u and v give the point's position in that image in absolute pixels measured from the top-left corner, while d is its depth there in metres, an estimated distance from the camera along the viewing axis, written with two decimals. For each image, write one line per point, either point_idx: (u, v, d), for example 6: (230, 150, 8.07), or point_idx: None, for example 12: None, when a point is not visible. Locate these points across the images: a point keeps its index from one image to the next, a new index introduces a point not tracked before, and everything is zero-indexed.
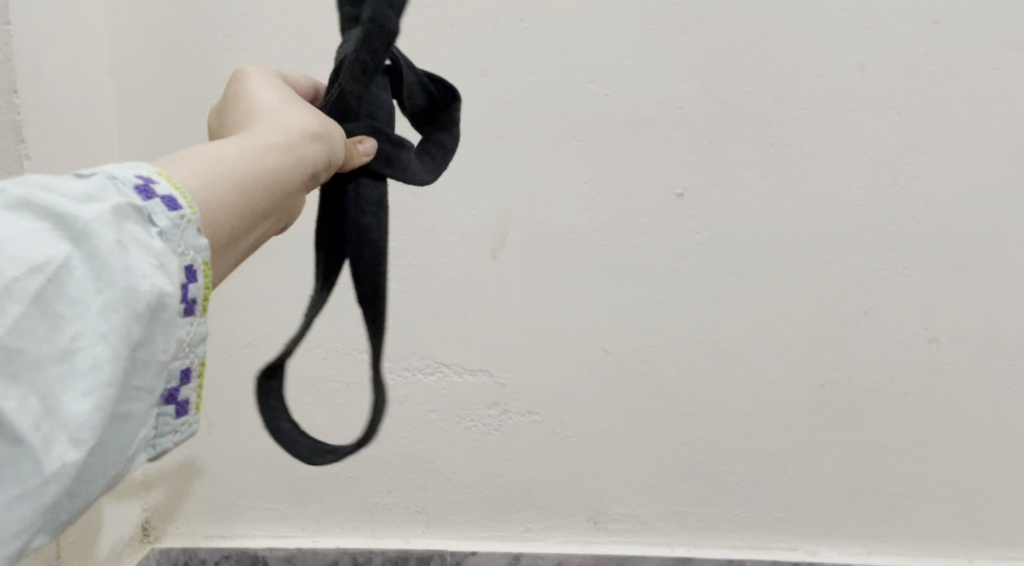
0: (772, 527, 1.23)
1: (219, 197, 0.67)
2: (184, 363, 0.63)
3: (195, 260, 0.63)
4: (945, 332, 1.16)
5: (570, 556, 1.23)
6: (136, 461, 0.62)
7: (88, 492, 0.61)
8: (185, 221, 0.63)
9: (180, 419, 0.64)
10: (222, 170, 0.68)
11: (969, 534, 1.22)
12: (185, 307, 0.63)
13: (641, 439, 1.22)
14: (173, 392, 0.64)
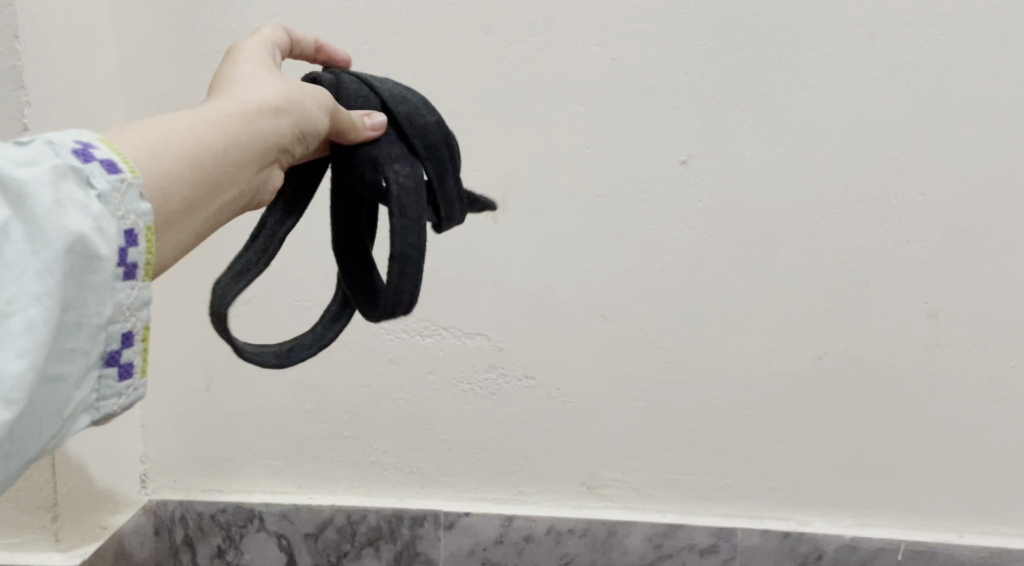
0: (765, 497, 1.23)
1: (169, 173, 0.76)
2: (126, 325, 0.73)
3: (137, 224, 0.73)
4: (945, 307, 1.16)
5: (563, 519, 1.24)
6: (78, 419, 0.73)
7: (34, 445, 0.71)
8: (125, 185, 0.73)
9: (123, 381, 0.74)
10: (171, 145, 0.76)
11: (963, 510, 1.21)
12: (126, 270, 0.73)
13: (637, 407, 1.22)
14: (116, 355, 0.74)
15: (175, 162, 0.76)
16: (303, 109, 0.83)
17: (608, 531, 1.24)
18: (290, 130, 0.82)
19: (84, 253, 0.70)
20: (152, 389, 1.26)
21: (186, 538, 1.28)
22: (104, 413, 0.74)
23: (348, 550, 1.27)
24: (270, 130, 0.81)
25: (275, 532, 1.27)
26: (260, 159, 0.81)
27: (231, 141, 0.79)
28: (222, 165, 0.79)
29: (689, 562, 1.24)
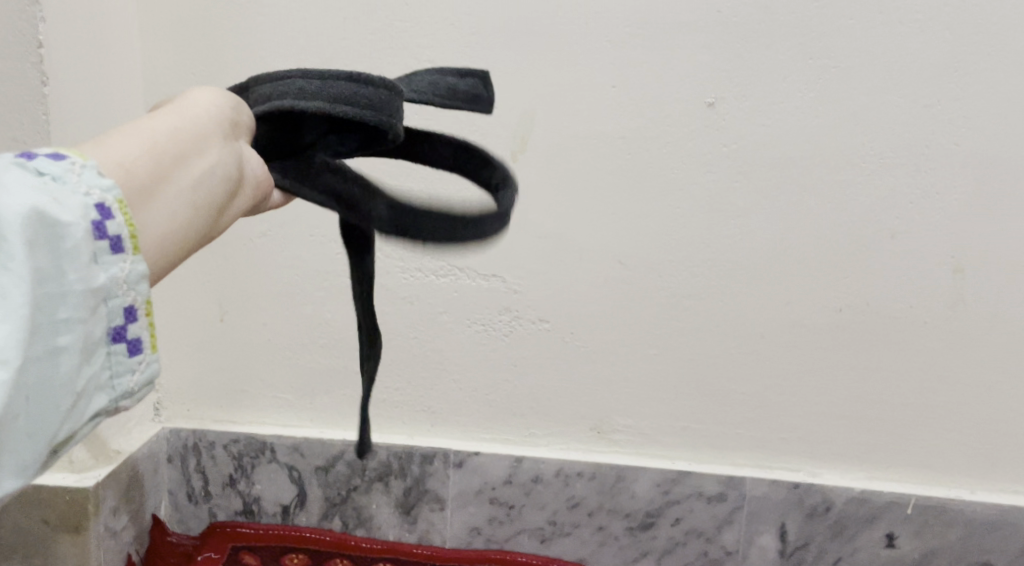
0: (775, 448, 1.23)
1: (125, 151, 0.73)
2: (126, 300, 0.70)
3: (106, 198, 0.70)
4: (971, 261, 1.15)
5: (571, 463, 1.24)
6: (93, 400, 0.69)
7: (51, 428, 0.67)
8: (77, 167, 0.70)
9: (133, 358, 0.71)
10: (118, 139, 0.73)
11: (976, 467, 1.21)
12: (111, 243, 0.69)
13: (651, 353, 1.21)
14: (122, 331, 0.70)
15: (125, 144, 0.73)
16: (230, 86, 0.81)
17: (616, 475, 1.24)
18: (228, 103, 0.80)
19: (44, 224, 0.66)
20: (166, 319, 1.26)
21: (198, 466, 1.29)
22: (121, 391, 0.71)
23: (358, 485, 1.28)
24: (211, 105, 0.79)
25: (286, 464, 1.28)
26: (216, 131, 0.78)
27: (178, 119, 0.77)
28: (177, 139, 0.76)
29: (696, 508, 1.24)
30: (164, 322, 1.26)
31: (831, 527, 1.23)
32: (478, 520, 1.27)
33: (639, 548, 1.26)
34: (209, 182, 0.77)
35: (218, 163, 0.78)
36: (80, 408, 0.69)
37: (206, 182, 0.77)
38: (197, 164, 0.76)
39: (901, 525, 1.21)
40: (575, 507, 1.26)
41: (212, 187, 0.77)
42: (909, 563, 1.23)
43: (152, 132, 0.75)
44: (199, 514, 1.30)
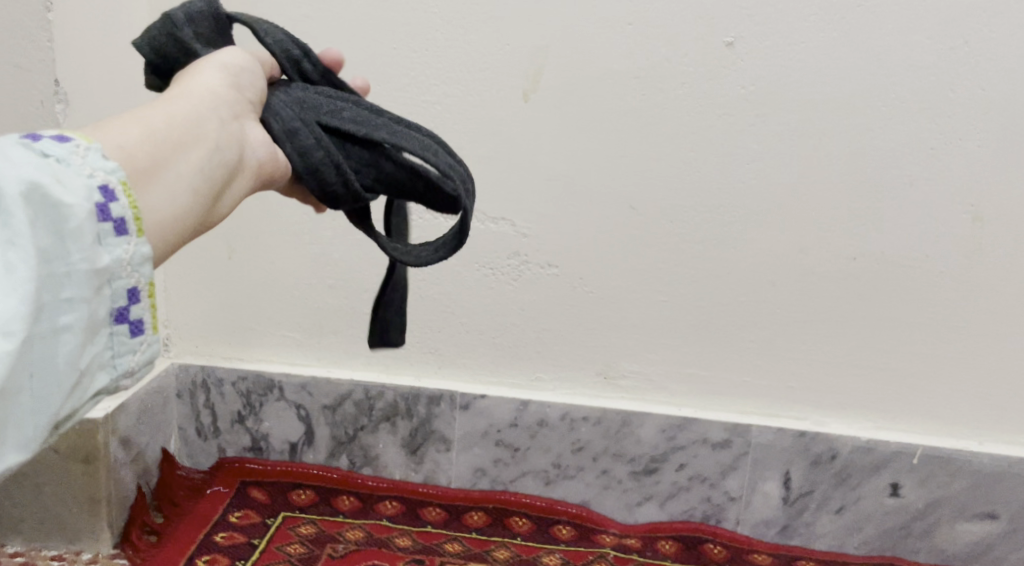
0: (783, 396, 1.23)
1: (126, 132, 0.72)
2: (130, 281, 0.69)
3: (110, 180, 0.69)
4: (991, 210, 1.14)
5: (577, 408, 1.24)
6: (96, 379, 0.69)
7: (51, 407, 0.66)
8: (82, 149, 0.69)
9: (136, 339, 0.70)
10: (121, 121, 0.73)
11: (986, 418, 1.20)
12: (115, 225, 0.69)
13: (660, 299, 1.20)
14: (124, 313, 0.69)
15: (130, 125, 0.73)
16: (229, 61, 0.81)
17: (622, 420, 1.24)
18: (225, 80, 0.80)
19: (48, 203, 0.66)
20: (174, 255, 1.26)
21: (207, 402, 1.30)
22: (123, 372, 0.70)
23: (365, 424, 1.28)
24: (213, 86, 0.79)
25: (294, 403, 1.28)
26: (216, 113, 0.78)
27: (179, 103, 0.77)
28: (177, 122, 0.75)
29: (701, 454, 1.24)
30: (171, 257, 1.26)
31: (835, 476, 1.23)
32: (483, 461, 1.28)
33: (643, 492, 1.27)
34: (211, 164, 0.77)
35: (218, 142, 0.77)
36: (82, 387, 0.68)
37: (208, 165, 0.76)
38: (198, 145, 0.76)
39: (906, 474, 1.21)
40: (580, 451, 1.26)
41: (214, 168, 0.77)
42: (913, 512, 1.23)
43: (154, 115, 0.75)
44: (208, 450, 1.31)
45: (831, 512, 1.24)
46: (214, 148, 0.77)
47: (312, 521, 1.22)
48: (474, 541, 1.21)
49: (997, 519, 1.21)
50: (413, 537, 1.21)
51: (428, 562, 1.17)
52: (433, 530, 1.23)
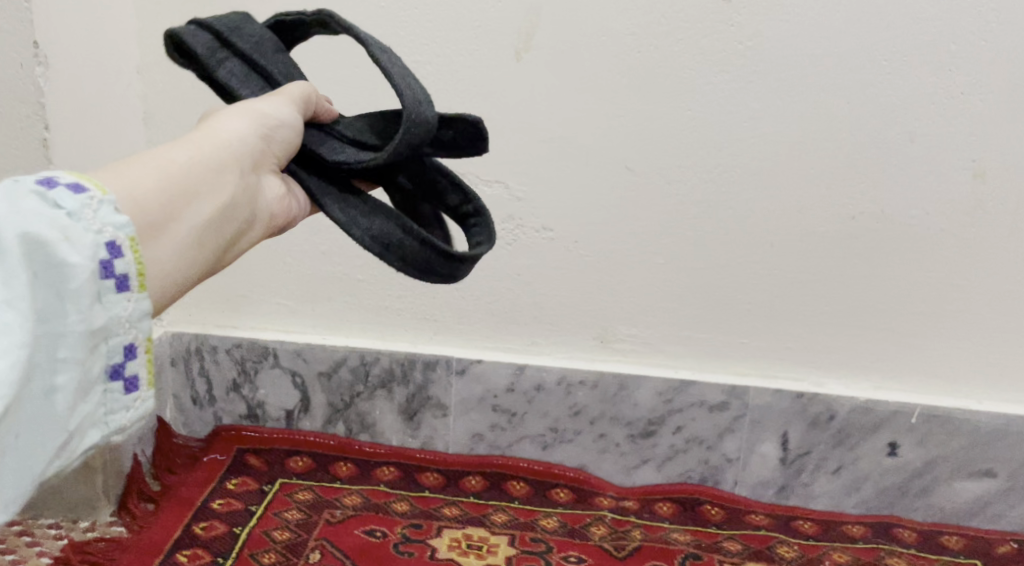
0: (781, 357, 1.22)
1: (142, 180, 0.68)
2: (128, 339, 0.63)
3: (118, 236, 0.63)
4: (993, 166, 1.13)
5: (573, 372, 1.24)
6: (87, 439, 0.62)
7: (35, 469, 0.60)
8: (95, 201, 0.63)
9: (130, 396, 0.63)
10: (138, 162, 0.69)
11: (985, 376, 1.20)
12: (117, 282, 0.63)
13: (656, 262, 1.20)
14: (120, 370, 0.63)
15: (147, 169, 0.69)
16: (269, 106, 0.79)
17: (619, 384, 1.24)
18: (257, 130, 0.77)
19: (50, 261, 0.60)
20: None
21: (202, 370, 1.29)
22: (116, 430, 0.63)
23: (361, 391, 1.28)
24: (241, 134, 0.76)
25: (289, 370, 1.28)
26: (236, 165, 0.75)
27: (199, 148, 0.73)
28: (194, 171, 0.72)
29: (699, 416, 1.24)
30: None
31: (833, 436, 1.23)
32: (480, 426, 1.28)
33: (641, 455, 1.27)
34: (228, 218, 0.74)
35: (237, 197, 0.75)
36: (71, 447, 0.62)
37: (225, 218, 0.73)
38: (215, 198, 0.73)
39: (904, 434, 1.21)
40: (577, 415, 1.26)
41: (229, 223, 0.74)
42: (910, 471, 1.23)
43: (172, 161, 0.71)
44: (204, 418, 1.31)
45: (829, 472, 1.24)
46: (231, 202, 0.74)
47: (309, 487, 1.21)
48: (471, 506, 1.21)
49: (996, 477, 1.21)
50: (411, 503, 1.20)
51: (426, 526, 1.16)
52: (430, 495, 1.23)
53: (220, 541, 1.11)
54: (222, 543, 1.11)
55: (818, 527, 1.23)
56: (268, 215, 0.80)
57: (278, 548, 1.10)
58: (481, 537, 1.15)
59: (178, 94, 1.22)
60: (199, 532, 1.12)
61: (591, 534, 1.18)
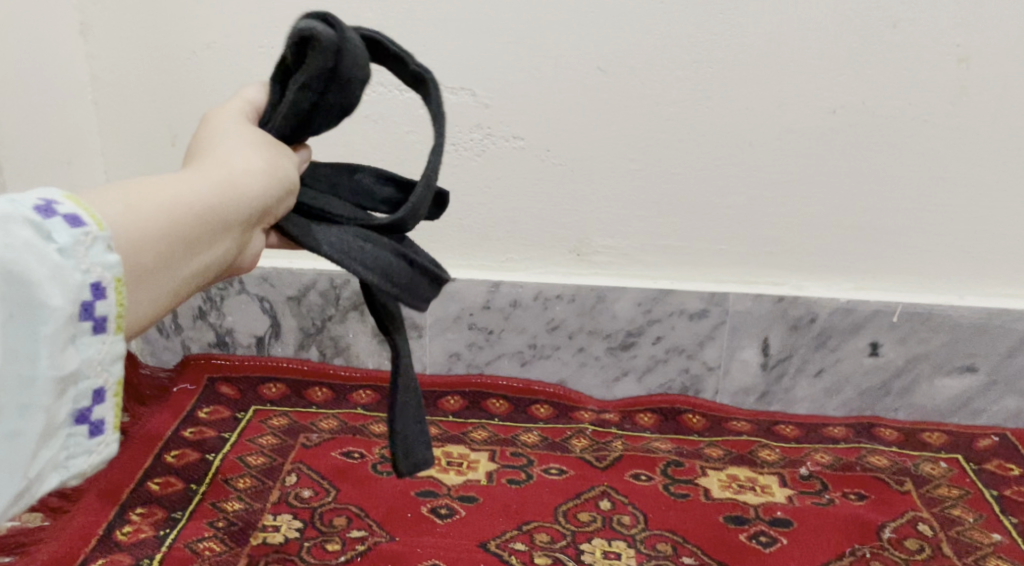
0: (760, 262, 1.20)
1: (141, 218, 0.66)
2: (97, 381, 0.62)
3: (105, 277, 0.62)
4: (976, 52, 1.09)
5: (550, 287, 1.21)
6: (45, 483, 0.61)
7: None
8: (90, 238, 0.62)
9: (93, 439, 0.63)
10: (149, 199, 0.67)
11: (969, 271, 1.18)
12: (94, 324, 0.62)
13: (632, 168, 1.16)
14: (86, 413, 0.62)
15: (152, 207, 0.67)
16: (289, 159, 0.78)
17: (596, 296, 1.21)
18: (276, 188, 0.76)
19: (30, 298, 0.59)
20: (112, 142, 1.20)
21: None
22: (76, 475, 0.62)
23: (333, 315, 1.25)
24: (257, 184, 0.74)
25: (257, 295, 1.24)
26: (245, 215, 0.74)
27: (215, 189, 0.72)
28: (202, 216, 0.70)
29: (678, 326, 1.22)
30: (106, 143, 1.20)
31: (814, 339, 1.21)
32: (457, 345, 1.26)
33: (621, 367, 1.25)
34: (216, 264, 0.72)
35: (232, 245, 0.73)
36: (30, 491, 0.61)
37: (213, 264, 0.72)
38: (211, 247, 0.71)
39: (886, 333, 1.20)
40: (555, 329, 1.24)
41: (216, 268, 0.73)
42: (892, 370, 1.22)
43: (181, 201, 0.69)
44: (171, 347, 1.28)
45: (811, 375, 1.23)
46: (225, 249, 0.73)
47: (283, 413, 1.19)
48: (450, 425, 1.19)
49: (977, 373, 1.21)
50: None
51: None
52: None
53: (193, 469, 1.08)
54: (195, 470, 1.08)
55: (800, 431, 1.22)
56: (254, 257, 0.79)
57: (254, 473, 1.08)
58: (461, 455, 1.14)
59: (116, 5, 1.14)
60: (170, 460, 1.09)
61: (572, 446, 1.16)
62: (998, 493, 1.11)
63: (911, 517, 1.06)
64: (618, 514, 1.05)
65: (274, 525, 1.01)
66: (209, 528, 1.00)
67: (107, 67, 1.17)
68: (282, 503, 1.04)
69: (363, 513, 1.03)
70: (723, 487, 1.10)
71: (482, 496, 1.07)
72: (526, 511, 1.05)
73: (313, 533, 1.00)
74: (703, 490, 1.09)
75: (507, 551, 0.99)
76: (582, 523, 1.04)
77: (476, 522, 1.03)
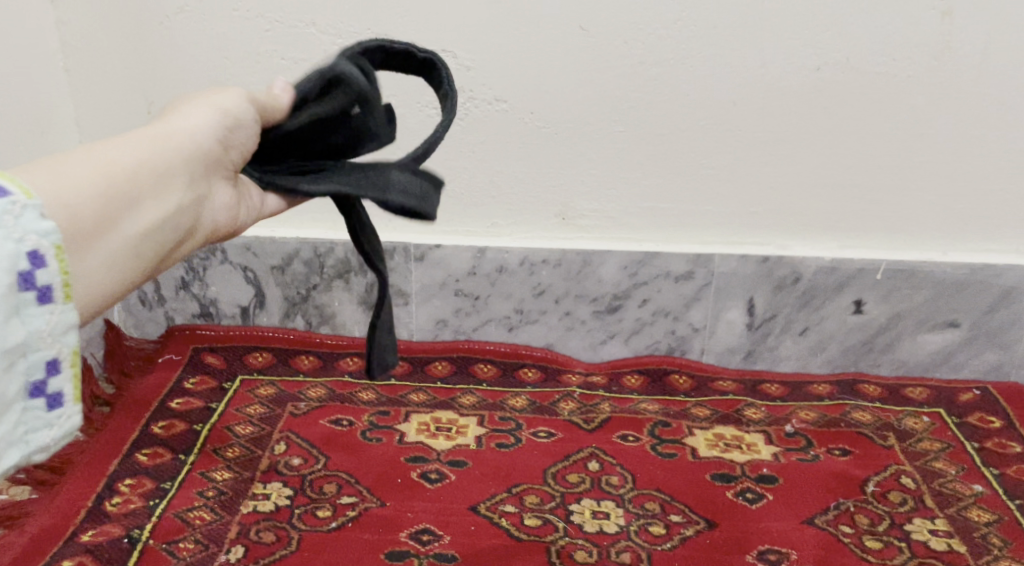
0: (746, 222, 1.20)
1: (73, 190, 0.68)
2: (48, 352, 0.63)
3: (41, 245, 0.63)
4: (959, 6, 1.09)
5: (535, 251, 1.21)
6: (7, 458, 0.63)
7: None
8: (18, 206, 0.63)
9: (53, 412, 0.64)
10: (79, 168, 0.70)
11: (952, 228, 1.19)
12: (38, 294, 0.63)
13: (616, 130, 1.16)
14: (41, 385, 0.63)
15: (84, 176, 0.70)
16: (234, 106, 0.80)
17: (582, 260, 1.21)
18: (215, 137, 0.79)
19: None
20: (87, 111, 1.19)
21: None
22: (37, 447, 0.64)
23: (317, 283, 1.24)
24: (196, 139, 0.78)
25: (240, 265, 1.24)
26: (184, 171, 0.77)
27: (149, 152, 0.75)
28: (139, 178, 0.73)
29: (664, 288, 1.22)
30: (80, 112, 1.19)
31: (798, 298, 1.22)
32: (444, 312, 1.26)
33: (607, 330, 1.26)
34: (167, 226, 0.75)
35: (181, 204, 0.76)
36: None
37: (163, 226, 0.75)
38: (155, 208, 0.74)
39: (869, 291, 1.21)
40: (541, 294, 1.24)
41: (168, 230, 0.76)
42: (876, 327, 1.23)
43: (116, 168, 0.72)
44: (155, 318, 1.28)
45: (796, 334, 1.24)
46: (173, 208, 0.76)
47: (270, 383, 1.19)
48: (439, 391, 1.19)
49: (960, 328, 1.22)
50: (377, 392, 1.19)
51: (393, 413, 1.15)
52: (396, 383, 1.21)
53: (182, 439, 1.09)
54: (184, 440, 1.08)
55: (785, 389, 1.22)
56: (222, 220, 0.82)
57: (243, 442, 1.08)
58: (450, 420, 1.14)
59: None
60: (158, 431, 1.09)
61: (561, 410, 1.17)
62: (979, 445, 1.12)
63: (894, 470, 1.07)
64: (606, 474, 1.06)
65: (265, 493, 1.01)
66: (199, 498, 1.00)
67: (80, 33, 1.15)
68: (271, 471, 1.04)
69: (353, 479, 1.04)
70: (710, 446, 1.11)
71: (471, 460, 1.07)
72: (515, 474, 1.05)
73: (304, 500, 1.00)
74: (690, 449, 1.10)
75: (497, 513, 1.00)
76: (571, 484, 1.04)
77: (465, 486, 1.03)
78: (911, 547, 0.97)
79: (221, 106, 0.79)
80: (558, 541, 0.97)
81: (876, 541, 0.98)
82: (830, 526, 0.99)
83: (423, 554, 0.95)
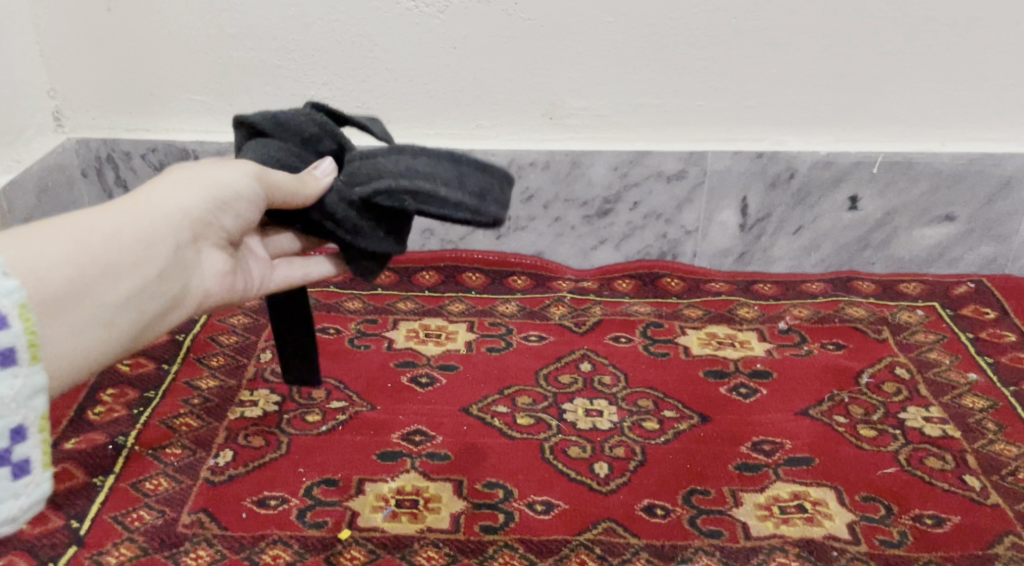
0: (739, 116, 1.17)
1: (48, 253, 0.67)
2: (13, 420, 0.63)
3: (4, 306, 0.62)
4: None
5: (523, 152, 1.18)
6: None
7: None
8: None
9: (19, 480, 0.64)
10: (56, 231, 0.69)
11: (951, 117, 1.16)
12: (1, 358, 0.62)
13: (605, 20, 1.12)
14: (5, 453, 0.63)
15: (60, 238, 0.68)
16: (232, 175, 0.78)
17: (571, 162, 1.18)
18: (207, 201, 0.77)
19: None
20: (46, 10, 1.15)
21: (120, 181, 1.23)
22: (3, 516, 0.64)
23: None
24: (184, 204, 0.76)
25: None
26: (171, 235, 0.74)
27: (131, 216, 0.73)
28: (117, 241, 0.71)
29: (656, 189, 1.20)
30: (42, 13, 1.15)
31: (792, 196, 1.20)
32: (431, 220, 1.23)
33: (598, 235, 1.24)
34: (149, 291, 0.73)
35: (166, 270, 0.74)
36: None
37: (144, 292, 0.72)
38: (137, 273, 0.72)
39: (865, 186, 1.19)
40: (530, 200, 1.21)
41: (150, 295, 0.73)
42: (870, 223, 1.21)
43: (93, 231, 0.70)
44: None
45: (790, 232, 1.22)
46: (157, 275, 0.73)
47: None
48: (426, 299, 1.17)
49: (957, 221, 1.20)
50: (364, 300, 1.17)
51: (382, 320, 1.13)
52: (383, 292, 1.18)
53: (164, 349, 1.07)
54: (164, 350, 1.07)
55: (778, 288, 1.21)
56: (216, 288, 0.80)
57: (227, 351, 1.07)
58: (439, 326, 1.12)
59: None
60: None
61: (551, 314, 1.15)
62: (974, 335, 1.11)
63: (888, 362, 1.06)
64: (599, 374, 1.05)
65: (252, 400, 1.00)
66: (184, 405, 0.99)
67: None
68: (258, 379, 1.03)
69: (342, 385, 1.02)
70: (703, 345, 1.10)
71: (462, 364, 1.06)
72: (506, 376, 1.04)
73: (293, 406, 0.99)
74: (682, 348, 1.09)
75: (489, 413, 0.99)
76: (564, 385, 1.03)
77: (455, 388, 1.02)
78: (906, 434, 0.97)
79: (218, 176, 0.78)
80: (552, 438, 0.96)
81: (870, 429, 0.97)
82: (825, 417, 0.99)
83: (416, 453, 0.94)
